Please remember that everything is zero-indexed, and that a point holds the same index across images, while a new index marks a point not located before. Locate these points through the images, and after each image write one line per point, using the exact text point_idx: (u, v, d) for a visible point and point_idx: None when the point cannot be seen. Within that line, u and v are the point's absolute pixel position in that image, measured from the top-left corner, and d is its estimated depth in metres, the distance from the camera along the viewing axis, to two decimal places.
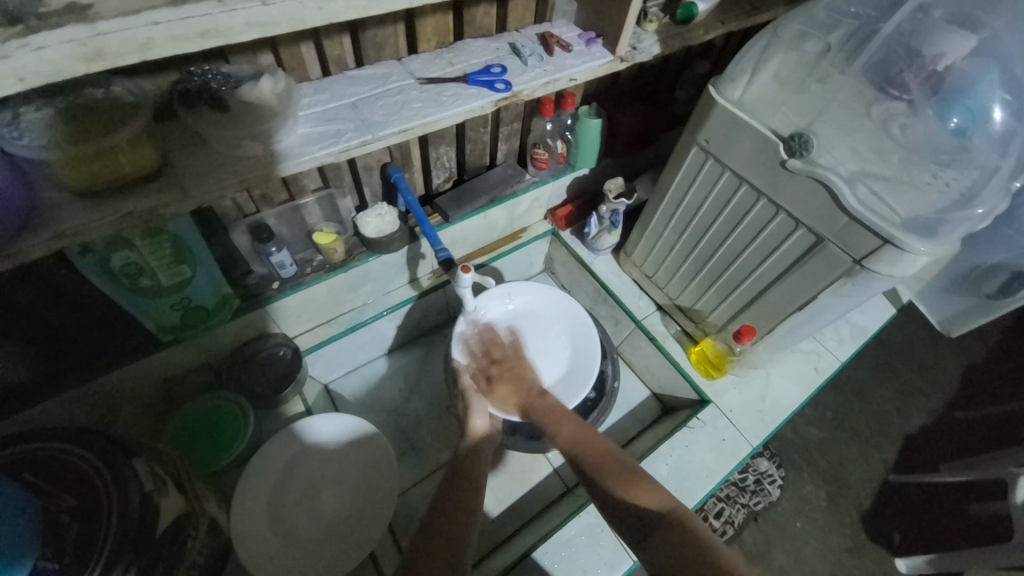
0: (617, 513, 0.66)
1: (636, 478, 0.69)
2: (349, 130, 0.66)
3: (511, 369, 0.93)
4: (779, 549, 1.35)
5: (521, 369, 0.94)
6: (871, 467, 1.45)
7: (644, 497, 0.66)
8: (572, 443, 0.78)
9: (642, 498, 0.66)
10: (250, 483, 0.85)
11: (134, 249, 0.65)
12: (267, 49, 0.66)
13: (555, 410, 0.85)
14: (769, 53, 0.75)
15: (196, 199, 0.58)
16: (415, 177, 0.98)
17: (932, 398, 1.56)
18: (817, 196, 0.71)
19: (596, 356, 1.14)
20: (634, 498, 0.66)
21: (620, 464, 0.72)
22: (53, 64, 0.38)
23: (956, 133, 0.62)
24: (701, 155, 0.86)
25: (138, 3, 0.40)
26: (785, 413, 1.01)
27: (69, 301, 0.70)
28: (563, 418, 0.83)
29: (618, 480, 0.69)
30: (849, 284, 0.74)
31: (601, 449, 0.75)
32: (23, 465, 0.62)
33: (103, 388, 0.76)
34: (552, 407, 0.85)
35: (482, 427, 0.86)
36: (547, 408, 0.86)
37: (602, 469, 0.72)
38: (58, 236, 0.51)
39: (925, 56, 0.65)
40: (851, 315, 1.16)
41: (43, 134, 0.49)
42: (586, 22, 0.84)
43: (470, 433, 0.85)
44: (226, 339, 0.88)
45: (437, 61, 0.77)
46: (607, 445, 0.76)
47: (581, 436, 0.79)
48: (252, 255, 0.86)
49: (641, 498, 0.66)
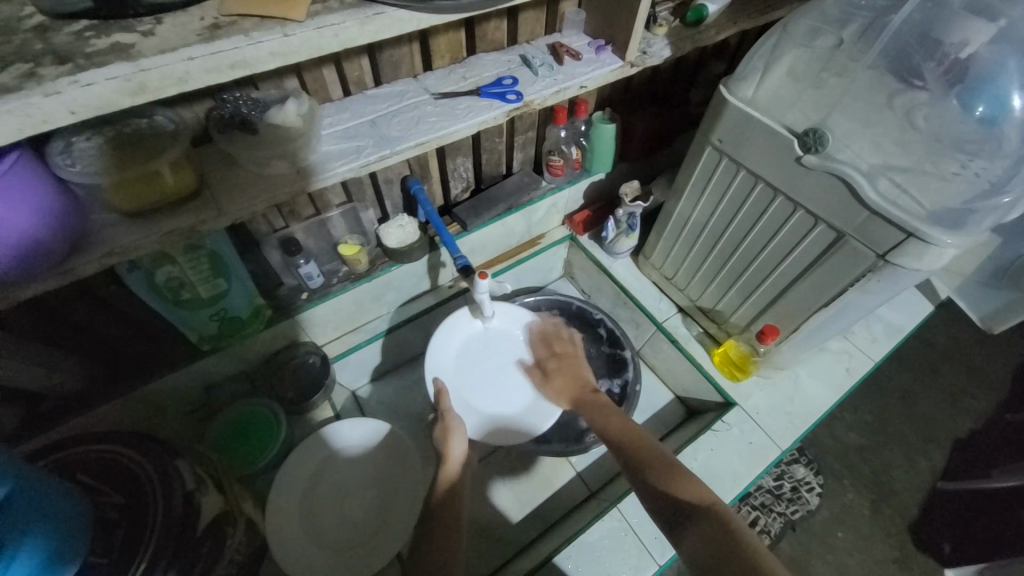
0: (651, 497, 0.66)
1: (666, 465, 0.69)
2: (370, 145, 0.70)
3: (572, 364, 0.96)
4: (820, 560, 1.30)
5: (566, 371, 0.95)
6: (918, 474, 1.38)
7: (679, 486, 0.65)
8: (612, 434, 0.78)
9: (677, 486, 0.65)
10: (284, 484, 0.89)
11: (175, 265, 0.71)
12: (292, 74, 0.70)
13: (594, 400, 0.87)
14: (781, 50, 0.74)
15: (230, 216, 0.62)
16: (434, 188, 1.01)
17: (981, 401, 1.48)
18: (836, 191, 0.70)
19: (613, 345, 1.16)
20: (668, 486, 0.66)
21: (658, 456, 0.71)
22: (101, 97, 0.42)
23: (982, 123, 0.60)
24: (716, 155, 0.85)
25: (174, 40, 0.44)
26: (815, 415, 0.98)
27: (118, 314, 0.76)
28: (609, 412, 0.83)
29: (654, 468, 0.69)
30: (875, 280, 0.72)
31: (639, 438, 0.76)
32: (78, 465, 0.67)
33: (149, 396, 0.81)
34: (600, 404, 0.86)
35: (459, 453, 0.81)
36: (598, 404, 0.86)
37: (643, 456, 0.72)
38: (107, 254, 0.56)
39: (946, 44, 0.63)
40: (884, 313, 1.12)
41: (93, 161, 0.54)
42: (595, 30, 0.86)
43: (447, 459, 0.81)
44: (259, 349, 0.92)
45: (451, 77, 0.80)
46: (646, 439, 0.75)
47: (621, 432, 0.78)
48: (282, 268, 0.91)
49: (676, 487, 0.65)
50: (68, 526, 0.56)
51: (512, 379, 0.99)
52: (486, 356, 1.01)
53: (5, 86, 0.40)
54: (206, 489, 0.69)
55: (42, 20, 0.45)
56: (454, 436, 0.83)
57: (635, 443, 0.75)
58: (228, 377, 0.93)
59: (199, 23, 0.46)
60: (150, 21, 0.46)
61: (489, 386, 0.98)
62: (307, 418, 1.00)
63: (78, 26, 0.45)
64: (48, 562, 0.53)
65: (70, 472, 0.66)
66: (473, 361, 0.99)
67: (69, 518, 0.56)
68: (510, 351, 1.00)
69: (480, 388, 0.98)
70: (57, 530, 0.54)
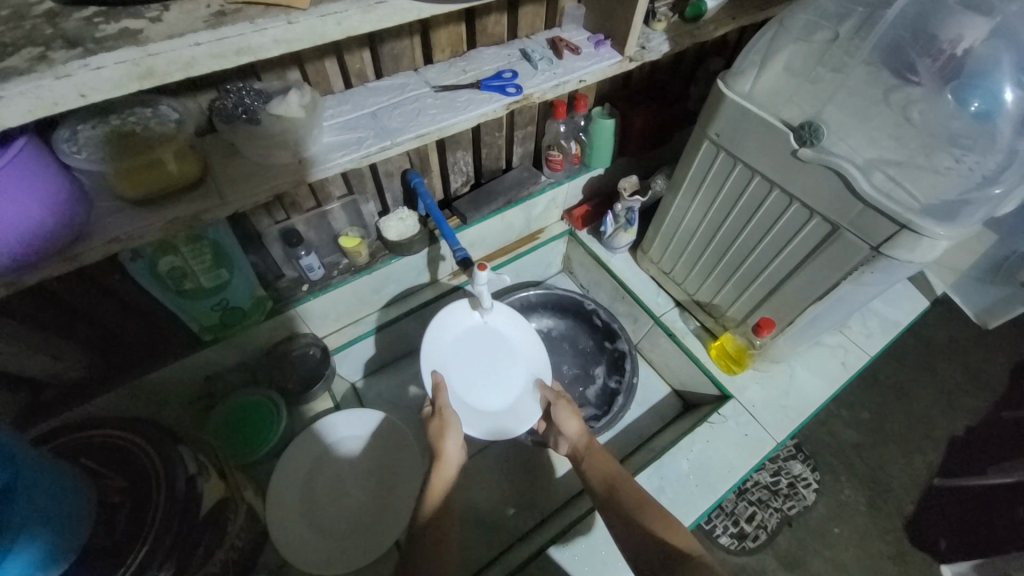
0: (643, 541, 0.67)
1: (655, 510, 0.71)
2: (370, 137, 0.71)
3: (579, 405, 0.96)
4: (816, 555, 1.31)
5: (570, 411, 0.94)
6: (914, 470, 1.39)
7: (667, 532, 0.66)
8: (605, 482, 0.79)
9: (663, 530, 0.67)
10: (285, 473, 0.90)
11: (178, 254, 0.72)
12: (294, 66, 0.71)
13: (591, 446, 0.87)
14: (778, 45, 0.75)
15: (232, 206, 0.63)
16: (434, 182, 1.02)
17: (977, 397, 1.49)
18: (831, 183, 0.71)
19: (608, 334, 1.18)
20: (656, 531, 0.67)
21: (650, 503, 0.73)
22: (110, 81, 0.43)
23: (977, 117, 0.61)
24: (713, 149, 0.86)
25: (181, 26, 0.45)
26: (810, 408, 0.99)
27: (121, 303, 0.76)
28: (606, 460, 0.83)
29: (643, 514, 0.71)
30: (868, 273, 0.73)
31: (634, 487, 0.77)
32: (82, 449, 0.68)
33: (152, 385, 0.82)
34: (598, 450, 0.86)
35: (453, 455, 0.81)
36: (595, 449, 0.87)
37: (639, 503, 0.73)
38: (111, 241, 0.56)
39: (941, 41, 0.64)
40: (880, 308, 1.12)
41: (97, 149, 0.55)
42: (595, 25, 0.87)
43: (441, 459, 0.80)
44: (260, 340, 0.93)
45: (451, 70, 0.81)
46: (638, 488, 0.76)
47: (615, 481, 0.79)
48: (283, 260, 0.91)
49: (665, 532, 0.67)
50: (69, 508, 0.57)
51: (501, 376, 0.99)
52: (478, 348, 0.99)
53: (16, 69, 0.41)
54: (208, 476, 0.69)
55: (51, 6, 0.46)
56: (449, 438, 0.82)
57: (630, 491, 0.76)
58: (229, 368, 0.94)
59: (205, 11, 0.47)
60: (157, 8, 0.46)
61: (476, 381, 0.97)
62: (307, 408, 1.01)
63: (86, 12, 0.45)
64: (51, 542, 0.53)
65: (75, 456, 0.67)
66: (465, 353, 0.97)
67: (71, 501, 0.57)
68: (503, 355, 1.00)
69: (468, 383, 0.97)
70: (60, 510, 0.55)
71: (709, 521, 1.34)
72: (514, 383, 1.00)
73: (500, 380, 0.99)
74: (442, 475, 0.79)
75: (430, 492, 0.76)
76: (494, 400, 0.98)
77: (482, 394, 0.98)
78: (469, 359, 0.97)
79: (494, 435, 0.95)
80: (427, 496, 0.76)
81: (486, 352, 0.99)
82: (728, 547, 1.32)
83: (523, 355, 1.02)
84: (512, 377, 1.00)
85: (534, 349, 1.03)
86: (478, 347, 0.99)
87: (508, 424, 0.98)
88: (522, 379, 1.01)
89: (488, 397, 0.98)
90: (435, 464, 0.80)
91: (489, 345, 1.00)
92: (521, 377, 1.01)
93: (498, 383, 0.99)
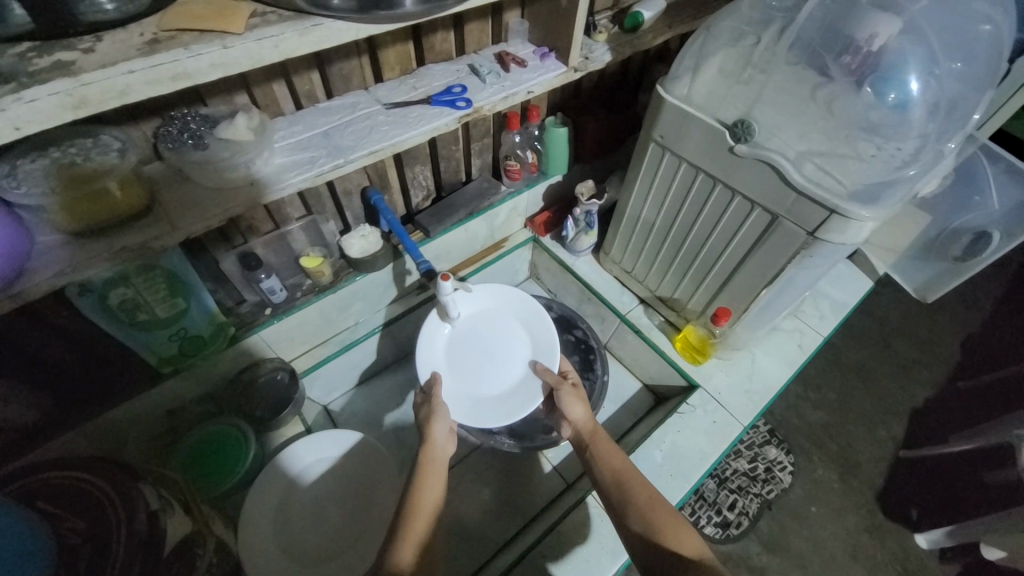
0: (654, 550, 0.64)
1: (666, 513, 0.68)
2: (323, 155, 0.71)
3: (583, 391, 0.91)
4: (797, 535, 1.35)
5: (576, 397, 0.89)
6: (880, 444, 1.46)
7: (677, 540, 0.64)
8: (614, 476, 0.76)
9: (672, 538, 0.65)
10: (255, 504, 0.88)
11: (130, 285, 0.70)
12: (242, 90, 0.71)
13: (599, 434, 0.83)
14: (709, 50, 0.79)
15: (182, 231, 0.62)
16: (394, 198, 1.03)
17: (932, 371, 1.58)
18: (766, 176, 0.76)
19: (568, 324, 1.20)
20: (666, 539, 0.65)
21: (660, 505, 0.70)
22: (44, 112, 0.42)
23: (896, 107, 0.66)
24: (658, 151, 0.91)
25: (115, 56, 0.45)
26: (772, 391, 1.03)
27: (73, 341, 0.74)
28: (615, 452, 0.80)
29: (651, 518, 0.68)
30: (808, 257, 0.78)
31: (644, 487, 0.73)
32: (39, 493, 0.65)
33: (111, 423, 0.80)
34: (605, 441, 0.82)
35: (440, 436, 0.81)
36: (603, 440, 0.82)
37: (648, 505, 0.70)
38: (57, 274, 0.55)
39: (858, 39, 0.68)
40: (830, 292, 1.19)
41: (39, 182, 0.54)
42: (539, 38, 0.90)
43: (429, 445, 0.80)
44: (224, 367, 0.91)
45: (402, 87, 0.83)
46: (649, 487, 0.74)
47: (625, 477, 0.75)
48: (243, 283, 0.90)
49: (674, 540, 0.64)
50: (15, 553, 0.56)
51: (502, 363, 1.00)
52: (475, 341, 1.02)
53: None
54: (170, 511, 0.71)
55: None
56: (439, 423, 0.83)
57: (639, 490, 0.73)
58: (192, 400, 0.91)
59: (139, 39, 0.47)
60: (91, 39, 0.46)
61: (473, 372, 1.00)
62: (277, 434, 0.99)
63: (19, 47, 0.45)
64: None
65: (30, 500, 0.64)
66: (467, 341, 1.02)
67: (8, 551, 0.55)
68: (499, 347, 1.02)
69: (468, 371, 1.00)
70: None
71: (693, 512, 1.36)
72: (516, 368, 1.00)
73: (502, 366, 1.00)
74: (432, 461, 0.78)
75: (417, 487, 0.73)
76: (493, 386, 0.99)
77: (483, 379, 1.00)
78: (471, 346, 1.02)
79: (487, 422, 0.94)
80: (414, 494, 0.72)
81: (482, 343, 1.02)
82: (713, 537, 1.34)
83: (527, 340, 1.03)
84: (509, 368, 1.00)
85: (539, 332, 1.02)
86: (475, 340, 1.02)
87: (505, 410, 0.96)
88: (521, 369, 1.00)
89: (486, 385, 0.99)
90: (423, 450, 0.80)
91: (491, 333, 1.03)
92: (525, 363, 1.01)
93: (499, 369, 1.00)
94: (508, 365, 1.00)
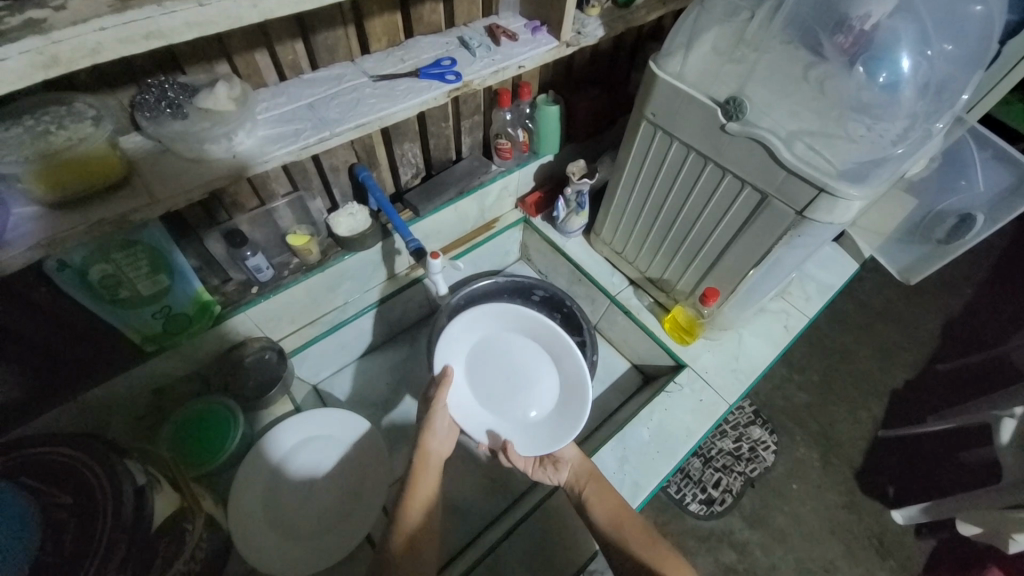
0: None
1: (663, 549, 0.75)
2: (307, 128, 0.70)
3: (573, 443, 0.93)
4: (778, 511, 1.39)
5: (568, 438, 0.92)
6: (861, 424, 1.50)
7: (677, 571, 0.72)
8: (612, 518, 0.80)
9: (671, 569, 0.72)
10: (244, 485, 0.87)
11: (110, 260, 0.69)
12: (222, 58, 0.69)
13: (592, 475, 0.87)
14: (702, 26, 0.78)
15: (163, 204, 0.60)
16: (383, 176, 1.01)
17: (914, 353, 1.61)
18: (756, 154, 0.75)
19: (526, 289, 1.22)
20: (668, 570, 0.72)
21: (658, 543, 0.77)
22: (15, 73, 0.41)
23: (885, 87, 0.66)
24: (650, 129, 0.90)
25: (86, 12, 0.43)
26: (757, 369, 1.05)
27: (51, 319, 0.72)
28: (611, 494, 0.84)
29: (652, 553, 0.75)
30: (796, 236, 0.78)
31: (639, 526, 0.79)
32: (23, 470, 0.66)
33: (98, 401, 0.79)
34: (597, 483, 0.86)
35: (435, 445, 0.85)
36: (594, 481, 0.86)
37: (645, 543, 0.76)
38: (33, 246, 0.53)
39: (852, 18, 0.67)
40: (816, 274, 1.20)
41: (16, 149, 0.53)
42: (530, 12, 0.88)
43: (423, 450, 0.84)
44: (209, 347, 0.90)
45: (389, 59, 0.81)
46: (644, 525, 0.80)
47: (621, 518, 0.80)
48: (229, 262, 0.88)
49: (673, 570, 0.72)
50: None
51: (521, 393, 0.97)
52: (507, 359, 0.98)
53: None
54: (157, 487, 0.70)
55: None
56: (434, 431, 0.85)
57: (634, 527, 0.79)
58: (178, 379, 0.91)
59: None
60: None
61: (489, 387, 0.98)
62: (267, 413, 0.99)
63: None
64: None
65: (17, 475, 0.65)
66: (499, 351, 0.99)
67: None
68: (526, 380, 0.97)
69: (487, 382, 0.98)
70: None
71: (678, 490, 1.40)
72: (530, 407, 0.96)
73: (525, 392, 0.96)
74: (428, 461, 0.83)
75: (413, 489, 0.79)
76: (504, 408, 0.97)
77: (498, 396, 0.97)
78: (501, 362, 0.98)
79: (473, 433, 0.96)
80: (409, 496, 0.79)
81: (510, 358, 0.98)
82: (697, 513, 1.38)
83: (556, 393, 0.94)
84: (524, 401, 0.96)
85: (567, 402, 0.92)
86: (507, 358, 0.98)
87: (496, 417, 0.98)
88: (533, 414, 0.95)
89: (498, 401, 0.97)
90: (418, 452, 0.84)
91: (527, 356, 0.98)
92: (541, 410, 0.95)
93: (517, 396, 0.97)
94: (524, 398, 0.96)
